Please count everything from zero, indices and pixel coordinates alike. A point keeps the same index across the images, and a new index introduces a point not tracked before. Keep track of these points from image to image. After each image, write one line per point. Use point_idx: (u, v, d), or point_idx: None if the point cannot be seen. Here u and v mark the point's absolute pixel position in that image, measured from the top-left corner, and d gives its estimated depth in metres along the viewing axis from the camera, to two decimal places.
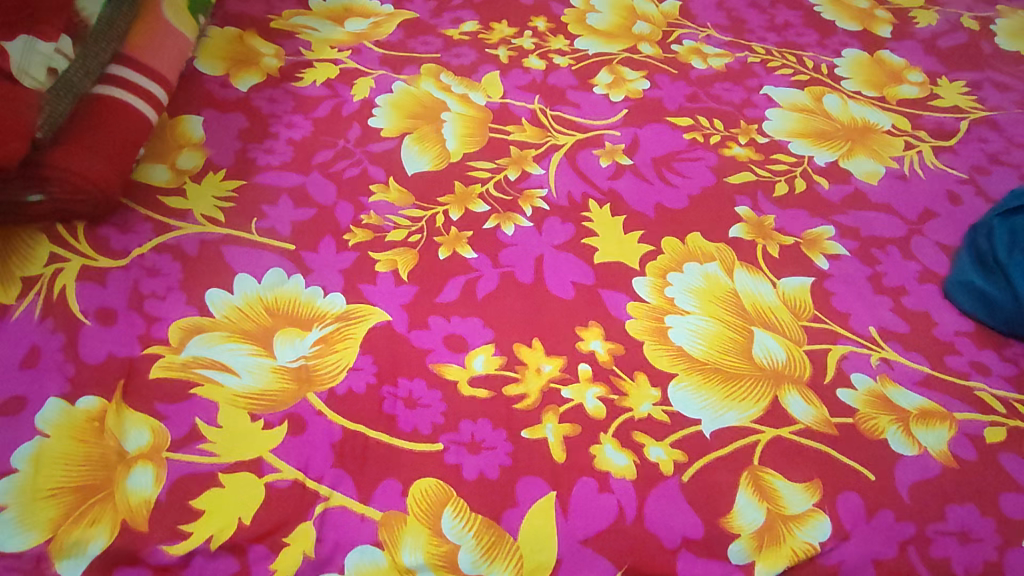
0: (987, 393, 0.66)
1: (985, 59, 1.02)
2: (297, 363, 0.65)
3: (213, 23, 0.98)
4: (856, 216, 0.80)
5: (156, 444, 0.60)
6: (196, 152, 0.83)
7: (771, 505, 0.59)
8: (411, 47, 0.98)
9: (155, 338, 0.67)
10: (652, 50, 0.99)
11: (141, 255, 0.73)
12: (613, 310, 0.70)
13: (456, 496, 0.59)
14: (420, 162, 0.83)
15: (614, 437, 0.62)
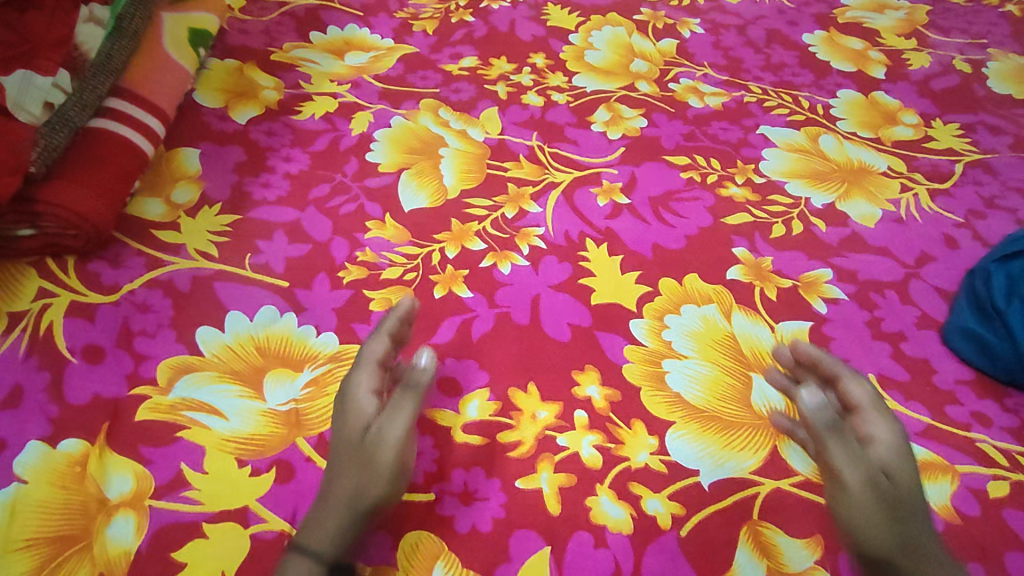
0: (989, 444, 0.65)
1: (978, 102, 1.03)
2: (288, 406, 0.65)
3: (213, 55, 0.99)
4: (854, 258, 0.80)
5: (139, 492, 0.58)
6: (192, 186, 0.82)
7: (771, 562, 0.58)
8: (410, 81, 0.98)
9: (143, 378, 0.65)
10: (649, 88, 1.00)
11: (132, 291, 0.72)
12: (611, 354, 0.70)
13: (448, 550, 0.57)
14: (417, 199, 0.83)
15: (610, 488, 0.60)
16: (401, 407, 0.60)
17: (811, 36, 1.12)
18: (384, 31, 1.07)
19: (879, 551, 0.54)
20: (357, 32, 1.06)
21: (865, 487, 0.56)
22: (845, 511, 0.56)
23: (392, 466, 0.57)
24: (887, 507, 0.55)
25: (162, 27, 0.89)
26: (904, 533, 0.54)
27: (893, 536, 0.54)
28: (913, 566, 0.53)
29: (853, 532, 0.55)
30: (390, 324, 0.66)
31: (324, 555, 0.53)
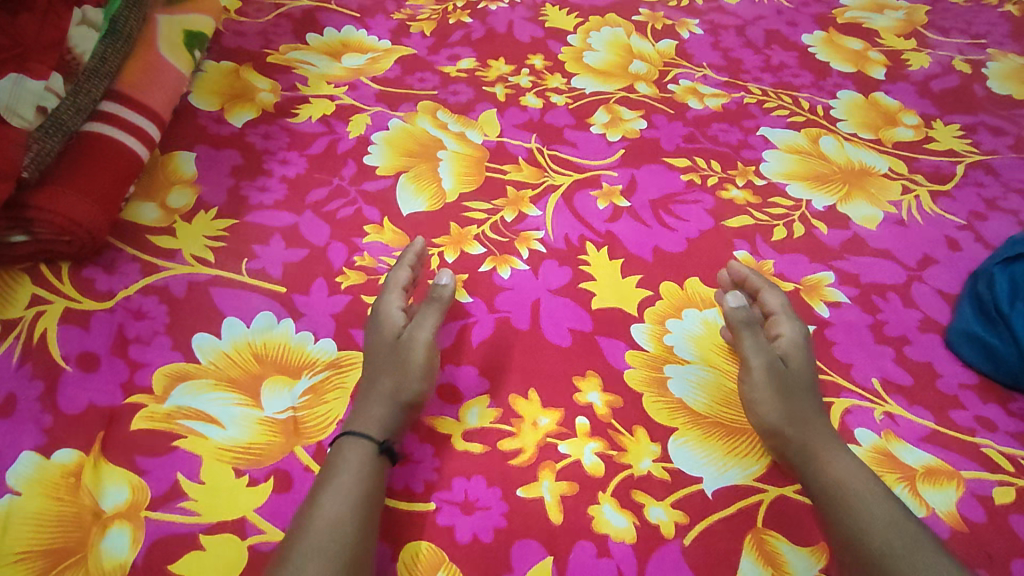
0: (994, 449, 0.65)
1: (978, 102, 1.03)
2: (285, 414, 0.64)
3: (209, 57, 0.98)
4: (855, 261, 0.79)
5: (134, 503, 0.58)
6: (188, 190, 0.82)
7: (776, 570, 0.57)
8: (408, 83, 0.97)
9: (138, 387, 0.64)
10: (648, 89, 0.99)
11: (127, 298, 0.71)
12: (612, 359, 0.69)
13: (449, 560, 0.56)
14: (415, 202, 0.82)
15: (613, 497, 0.60)
16: (429, 315, 0.67)
17: (810, 37, 1.11)
18: (382, 33, 1.06)
19: (768, 420, 0.61)
20: (354, 33, 1.05)
21: (762, 370, 0.64)
22: (747, 393, 0.64)
23: (424, 364, 0.64)
24: (777, 384, 0.63)
25: (156, 31, 0.88)
26: (790, 407, 0.61)
27: (782, 407, 0.61)
28: (798, 437, 0.60)
29: (753, 410, 0.63)
30: (410, 258, 0.72)
31: (377, 441, 0.59)
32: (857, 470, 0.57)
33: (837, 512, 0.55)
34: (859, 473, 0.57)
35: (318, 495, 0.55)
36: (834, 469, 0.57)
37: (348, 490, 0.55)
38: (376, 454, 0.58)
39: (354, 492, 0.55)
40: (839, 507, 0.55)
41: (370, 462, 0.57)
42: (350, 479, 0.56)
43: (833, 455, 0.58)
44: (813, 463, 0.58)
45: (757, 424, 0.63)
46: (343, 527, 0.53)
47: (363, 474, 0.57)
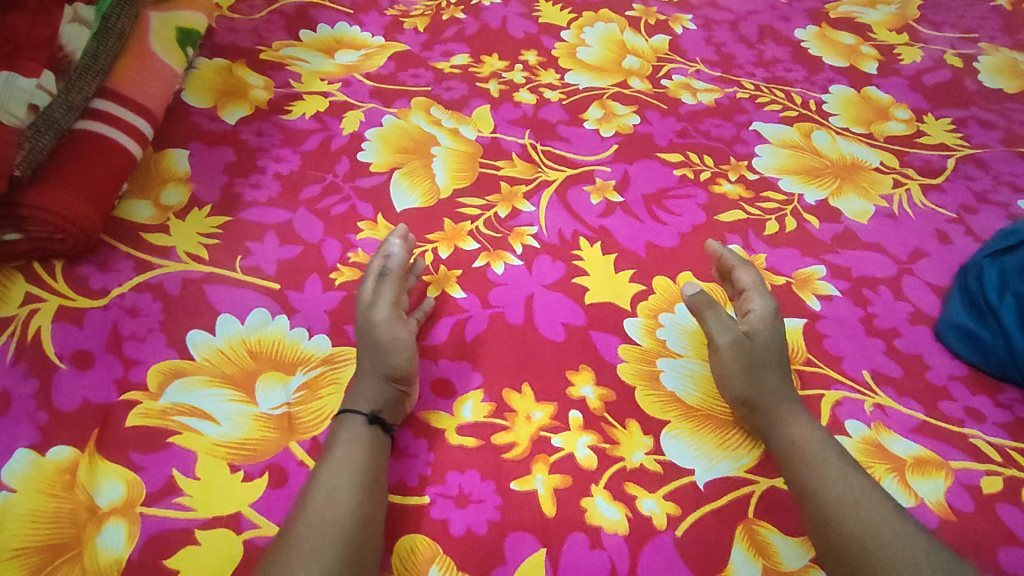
0: (982, 440, 0.66)
1: (969, 96, 1.03)
2: (280, 410, 0.64)
3: (201, 54, 0.97)
4: (847, 255, 0.80)
5: (130, 499, 0.58)
6: (181, 187, 0.82)
7: (767, 561, 0.57)
8: (402, 80, 0.97)
9: (133, 383, 0.65)
10: (641, 84, 1.00)
11: (121, 295, 0.71)
12: (605, 353, 0.69)
13: (443, 553, 0.56)
14: (409, 199, 0.82)
15: (605, 489, 0.60)
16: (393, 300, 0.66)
17: (803, 31, 1.12)
18: (375, 29, 1.06)
19: (735, 393, 0.63)
20: (347, 30, 1.05)
21: (728, 348, 0.64)
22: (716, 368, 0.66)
23: (395, 343, 0.63)
24: (744, 358, 0.64)
25: (148, 28, 0.88)
26: (756, 379, 0.63)
27: (747, 379, 0.63)
28: (764, 405, 0.62)
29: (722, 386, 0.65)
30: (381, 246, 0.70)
31: (359, 412, 0.59)
32: (818, 436, 0.60)
33: (797, 472, 0.58)
34: (818, 438, 0.60)
35: (322, 462, 0.57)
36: (798, 434, 0.60)
37: (351, 458, 0.57)
38: (369, 425, 0.59)
39: (358, 461, 0.57)
40: (800, 469, 0.58)
41: (370, 432, 0.59)
42: (354, 447, 0.57)
43: (794, 421, 0.61)
44: (777, 427, 0.61)
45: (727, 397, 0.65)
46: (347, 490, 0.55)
47: (365, 441, 0.58)
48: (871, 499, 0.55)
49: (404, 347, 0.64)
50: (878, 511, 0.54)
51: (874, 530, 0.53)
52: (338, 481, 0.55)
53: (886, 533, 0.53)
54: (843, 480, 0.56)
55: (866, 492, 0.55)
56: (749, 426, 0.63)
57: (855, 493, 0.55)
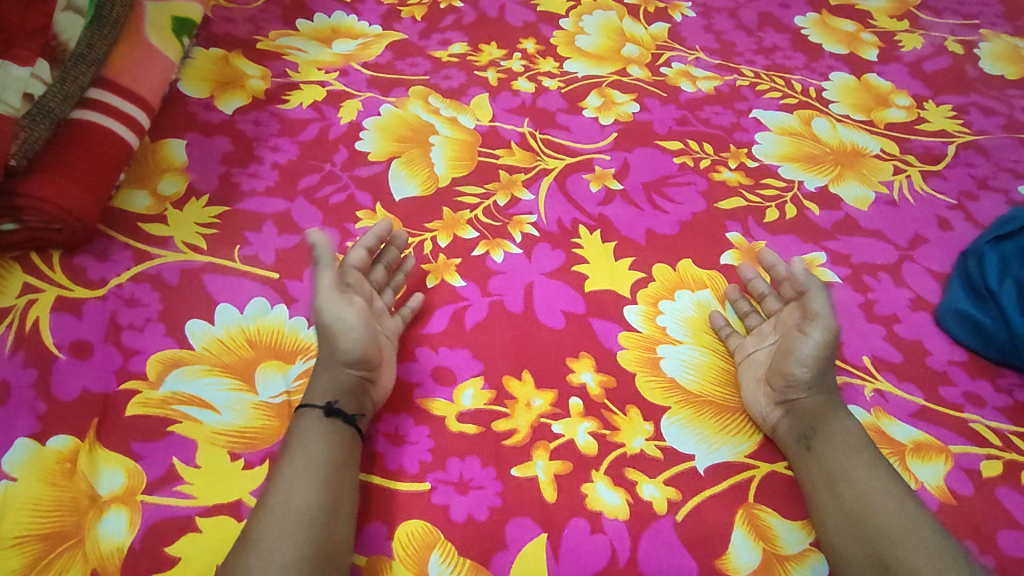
0: (982, 425, 0.66)
1: (970, 83, 1.03)
2: (280, 398, 0.64)
3: (197, 44, 0.97)
4: (847, 241, 0.80)
5: (130, 487, 0.58)
6: (178, 177, 0.81)
7: (767, 544, 0.58)
8: (399, 69, 0.97)
9: (132, 372, 0.65)
10: (641, 72, 0.99)
11: (119, 285, 0.71)
12: (605, 340, 0.69)
13: (444, 539, 0.57)
14: (407, 187, 0.82)
15: (606, 475, 0.60)
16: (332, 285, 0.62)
17: (803, 19, 1.11)
18: (373, 18, 1.05)
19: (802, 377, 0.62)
20: (344, 19, 1.04)
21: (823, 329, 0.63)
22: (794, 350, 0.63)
23: (341, 329, 0.61)
24: (829, 349, 0.62)
25: (144, 17, 0.87)
26: (828, 377, 0.63)
27: (823, 373, 0.63)
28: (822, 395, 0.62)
29: (795, 367, 0.62)
30: (314, 238, 0.63)
31: (314, 406, 0.59)
32: (851, 428, 0.61)
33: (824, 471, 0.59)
34: (844, 430, 0.60)
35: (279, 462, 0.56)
36: (835, 427, 0.61)
37: (315, 452, 0.56)
38: (332, 418, 0.58)
39: (325, 456, 0.56)
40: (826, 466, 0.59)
41: (329, 427, 0.58)
42: (318, 443, 0.57)
43: (838, 417, 0.62)
44: (817, 421, 0.61)
45: (791, 381, 0.62)
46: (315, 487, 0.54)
47: (321, 435, 0.57)
48: (882, 489, 0.56)
49: (350, 327, 0.61)
50: (892, 500, 0.55)
51: (891, 519, 0.54)
52: (295, 481, 0.54)
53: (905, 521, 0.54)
54: (863, 472, 0.57)
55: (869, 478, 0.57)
56: (794, 415, 0.62)
57: (876, 483, 0.56)
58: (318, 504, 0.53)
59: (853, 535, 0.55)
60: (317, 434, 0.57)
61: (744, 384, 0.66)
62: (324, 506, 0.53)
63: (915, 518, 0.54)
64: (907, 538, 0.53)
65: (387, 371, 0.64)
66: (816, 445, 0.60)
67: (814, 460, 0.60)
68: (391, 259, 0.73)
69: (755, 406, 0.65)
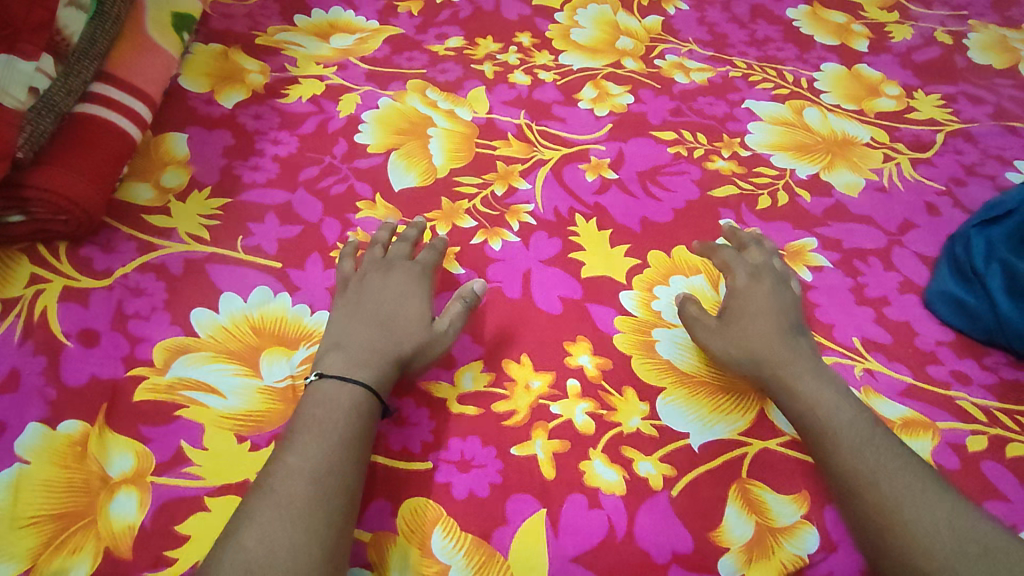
0: (969, 402, 0.68)
1: (958, 72, 1.04)
2: (284, 382, 0.66)
3: (197, 40, 0.98)
4: (838, 227, 0.81)
5: (140, 469, 0.59)
6: (181, 170, 0.83)
7: (760, 517, 0.59)
8: (397, 62, 0.98)
9: (139, 359, 0.66)
10: (635, 65, 1.00)
11: (125, 275, 0.72)
12: (601, 325, 0.71)
13: (447, 515, 0.58)
14: (407, 178, 0.84)
15: (603, 452, 0.62)
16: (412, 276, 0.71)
17: (794, 10, 1.12)
18: (370, 13, 1.06)
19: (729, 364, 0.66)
20: (341, 14, 1.05)
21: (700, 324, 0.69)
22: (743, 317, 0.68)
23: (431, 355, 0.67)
24: (721, 333, 0.67)
25: (144, 13, 0.88)
26: (748, 352, 0.65)
27: (740, 353, 0.66)
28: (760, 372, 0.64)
29: (741, 341, 0.66)
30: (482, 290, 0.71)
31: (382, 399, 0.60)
32: (824, 393, 0.61)
33: (815, 437, 0.59)
34: (833, 396, 0.60)
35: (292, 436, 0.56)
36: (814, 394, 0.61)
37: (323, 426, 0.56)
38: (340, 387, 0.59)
39: (325, 426, 0.56)
40: (817, 431, 0.59)
41: (336, 401, 0.58)
42: (319, 414, 0.57)
43: (804, 381, 0.62)
44: (789, 389, 0.62)
45: (741, 351, 0.66)
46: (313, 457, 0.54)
47: (331, 408, 0.58)
48: (877, 455, 0.56)
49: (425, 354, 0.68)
50: (890, 465, 0.55)
51: (887, 482, 0.54)
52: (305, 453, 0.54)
53: (904, 485, 0.54)
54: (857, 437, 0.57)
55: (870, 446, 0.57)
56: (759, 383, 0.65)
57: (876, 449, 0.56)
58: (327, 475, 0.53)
59: (846, 501, 0.55)
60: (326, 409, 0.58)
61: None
62: (324, 476, 0.53)
63: (915, 480, 0.54)
64: (907, 500, 0.53)
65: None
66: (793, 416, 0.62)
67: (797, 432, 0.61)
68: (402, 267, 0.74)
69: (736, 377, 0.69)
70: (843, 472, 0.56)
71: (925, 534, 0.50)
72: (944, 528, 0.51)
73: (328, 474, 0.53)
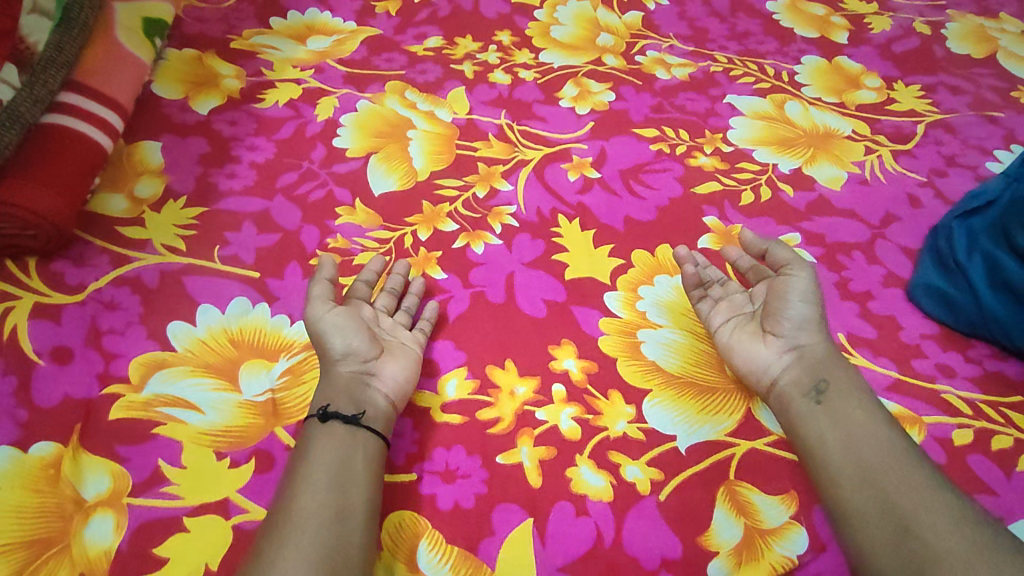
0: (954, 395, 0.68)
1: (937, 63, 1.04)
2: (264, 396, 0.65)
3: (170, 45, 0.96)
4: (821, 222, 0.81)
5: (116, 490, 0.58)
6: (155, 180, 0.81)
7: (748, 519, 0.59)
8: (375, 64, 0.97)
9: (114, 377, 0.64)
10: (616, 61, 1.00)
11: (98, 290, 0.70)
12: (586, 327, 0.70)
13: (432, 529, 0.57)
14: (387, 182, 0.82)
15: (589, 458, 0.61)
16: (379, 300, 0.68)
17: (774, 3, 1.12)
18: (346, 14, 1.04)
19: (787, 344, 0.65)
20: (318, 16, 1.03)
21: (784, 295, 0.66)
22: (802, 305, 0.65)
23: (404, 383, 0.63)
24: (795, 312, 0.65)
25: (113, 19, 0.86)
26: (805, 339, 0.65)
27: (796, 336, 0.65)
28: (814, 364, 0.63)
29: (798, 325, 0.65)
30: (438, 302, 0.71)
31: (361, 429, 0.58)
32: (860, 384, 0.62)
33: (846, 438, 0.58)
34: (860, 401, 0.60)
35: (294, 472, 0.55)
36: (847, 383, 0.62)
37: (323, 460, 0.55)
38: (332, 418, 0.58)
39: (328, 459, 0.55)
40: (847, 434, 0.58)
41: (336, 430, 0.57)
42: (320, 449, 0.56)
43: (845, 369, 0.63)
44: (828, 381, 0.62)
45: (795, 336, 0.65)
46: (324, 492, 0.53)
47: (333, 442, 0.57)
48: (902, 453, 0.56)
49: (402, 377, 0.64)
50: (909, 464, 0.55)
51: (911, 485, 0.53)
52: (310, 488, 0.53)
53: (928, 486, 0.53)
54: (884, 438, 0.57)
55: (893, 447, 0.56)
56: (804, 364, 0.63)
57: (898, 452, 0.56)
58: (332, 511, 0.52)
59: (869, 501, 0.54)
60: (327, 443, 0.56)
61: (735, 344, 0.67)
62: (327, 509, 0.52)
63: (936, 482, 0.54)
64: (933, 502, 0.52)
65: (393, 368, 0.64)
66: (826, 398, 0.61)
67: (824, 414, 0.60)
68: (397, 283, 0.71)
69: (759, 356, 0.65)
70: (869, 475, 0.55)
71: (957, 536, 0.50)
72: (973, 527, 0.50)
73: (338, 501, 0.53)
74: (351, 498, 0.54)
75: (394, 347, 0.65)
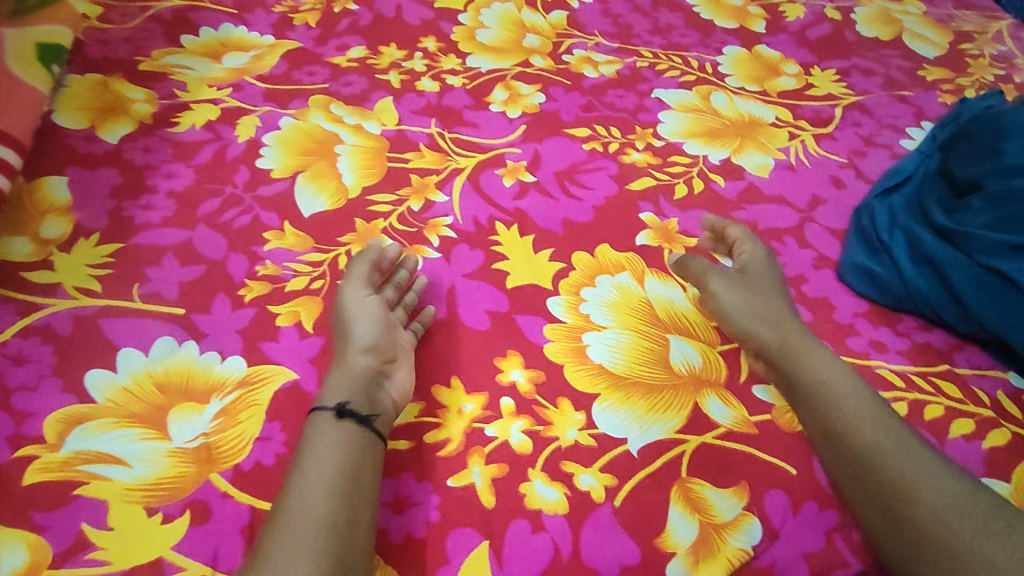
0: (888, 369, 0.70)
1: (849, 46, 1.08)
2: (196, 441, 0.61)
3: (70, 70, 0.89)
4: (753, 209, 0.83)
5: (35, 564, 0.54)
6: (62, 218, 0.75)
7: (703, 516, 0.59)
8: (296, 79, 0.93)
9: (26, 438, 0.59)
10: (543, 62, 0.99)
11: (4, 343, 0.65)
12: (531, 336, 0.69)
13: (385, 564, 0.55)
14: (316, 202, 0.79)
15: (542, 471, 0.60)
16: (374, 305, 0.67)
17: None
18: (262, 28, 1.00)
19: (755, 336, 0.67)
20: (232, 31, 0.99)
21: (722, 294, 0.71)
22: (739, 299, 0.70)
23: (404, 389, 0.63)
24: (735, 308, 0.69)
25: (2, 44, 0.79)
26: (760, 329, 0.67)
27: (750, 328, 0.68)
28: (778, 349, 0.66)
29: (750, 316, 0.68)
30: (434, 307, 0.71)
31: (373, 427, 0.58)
32: (834, 361, 0.64)
33: (827, 415, 0.60)
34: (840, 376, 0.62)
35: (299, 476, 0.53)
36: (824, 371, 0.62)
37: (330, 463, 0.54)
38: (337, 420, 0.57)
39: (333, 462, 0.54)
40: (829, 412, 0.60)
41: (342, 430, 0.56)
42: (325, 451, 0.55)
43: (814, 351, 0.65)
44: (801, 365, 0.64)
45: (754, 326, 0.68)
46: (330, 499, 0.52)
47: (338, 443, 0.55)
48: (887, 423, 0.58)
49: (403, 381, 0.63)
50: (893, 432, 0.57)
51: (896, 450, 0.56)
52: (318, 492, 0.52)
53: (915, 456, 0.55)
54: (868, 409, 0.59)
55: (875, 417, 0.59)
56: (767, 359, 0.66)
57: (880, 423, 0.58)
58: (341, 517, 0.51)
59: (861, 485, 0.55)
60: (332, 446, 0.55)
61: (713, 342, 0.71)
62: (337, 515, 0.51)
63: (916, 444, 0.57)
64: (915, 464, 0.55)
65: (399, 369, 0.64)
66: (801, 392, 0.63)
67: (804, 407, 0.62)
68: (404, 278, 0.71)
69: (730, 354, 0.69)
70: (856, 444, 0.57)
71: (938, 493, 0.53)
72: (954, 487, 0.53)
73: (345, 507, 0.52)
74: (357, 511, 0.52)
75: (403, 350, 0.66)
